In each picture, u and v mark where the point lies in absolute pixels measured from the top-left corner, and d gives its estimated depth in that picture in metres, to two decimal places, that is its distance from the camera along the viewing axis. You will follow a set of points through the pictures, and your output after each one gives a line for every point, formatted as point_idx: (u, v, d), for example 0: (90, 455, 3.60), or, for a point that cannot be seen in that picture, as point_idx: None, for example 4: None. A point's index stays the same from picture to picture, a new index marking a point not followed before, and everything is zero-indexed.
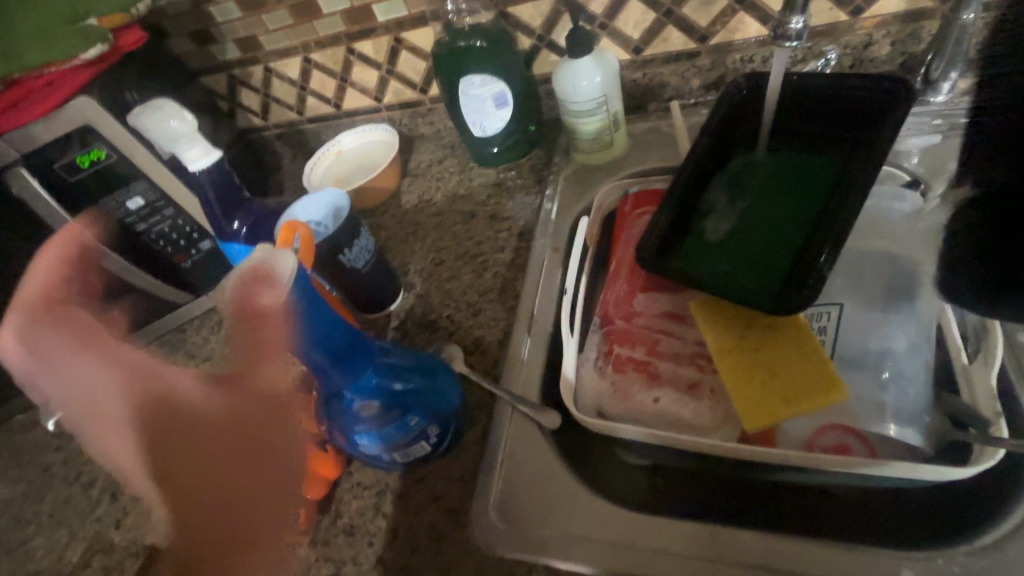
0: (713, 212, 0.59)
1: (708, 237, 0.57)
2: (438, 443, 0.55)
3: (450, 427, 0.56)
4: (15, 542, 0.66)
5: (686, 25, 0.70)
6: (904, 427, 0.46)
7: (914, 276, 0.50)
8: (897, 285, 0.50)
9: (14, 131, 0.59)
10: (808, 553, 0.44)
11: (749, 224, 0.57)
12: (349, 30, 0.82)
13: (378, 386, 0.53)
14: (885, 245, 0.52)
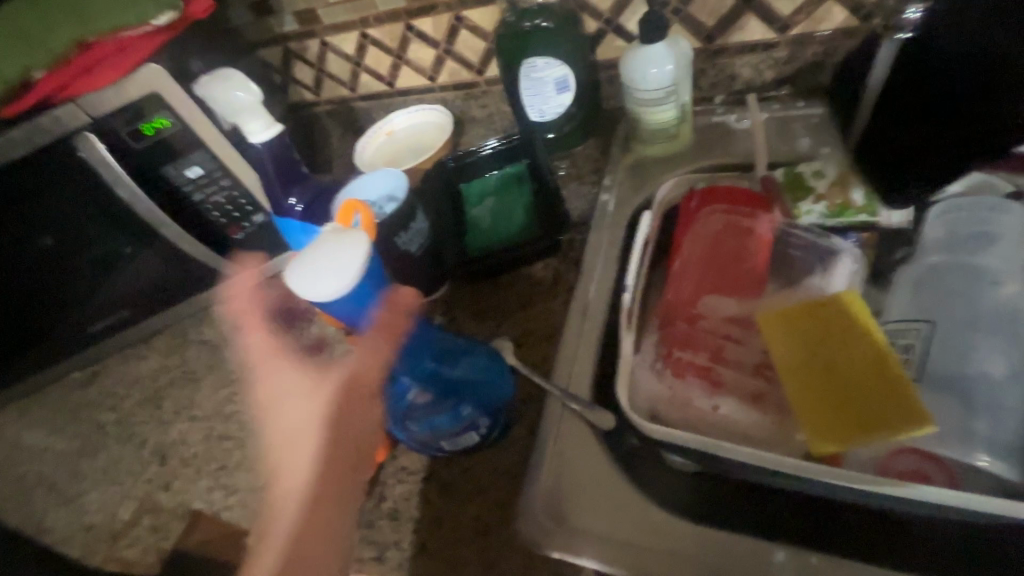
0: (499, 218, 0.67)
1: (481, 224, 0.67)
2: (488, 434, 0.55)
3: (501, 419, 0.55)
4: (71, 494, 0.69)
5: (766, 13, 0.66)
6: (1000, 459, 0.42)
7: (991, 287, 0.48)
8: (975, 295, 0.48)
9: (85, 97, 0.59)
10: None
11: (504, 217, 0.67)
12: (410, 6, 0.80)
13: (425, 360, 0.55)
14: (983, 262, 0.49)
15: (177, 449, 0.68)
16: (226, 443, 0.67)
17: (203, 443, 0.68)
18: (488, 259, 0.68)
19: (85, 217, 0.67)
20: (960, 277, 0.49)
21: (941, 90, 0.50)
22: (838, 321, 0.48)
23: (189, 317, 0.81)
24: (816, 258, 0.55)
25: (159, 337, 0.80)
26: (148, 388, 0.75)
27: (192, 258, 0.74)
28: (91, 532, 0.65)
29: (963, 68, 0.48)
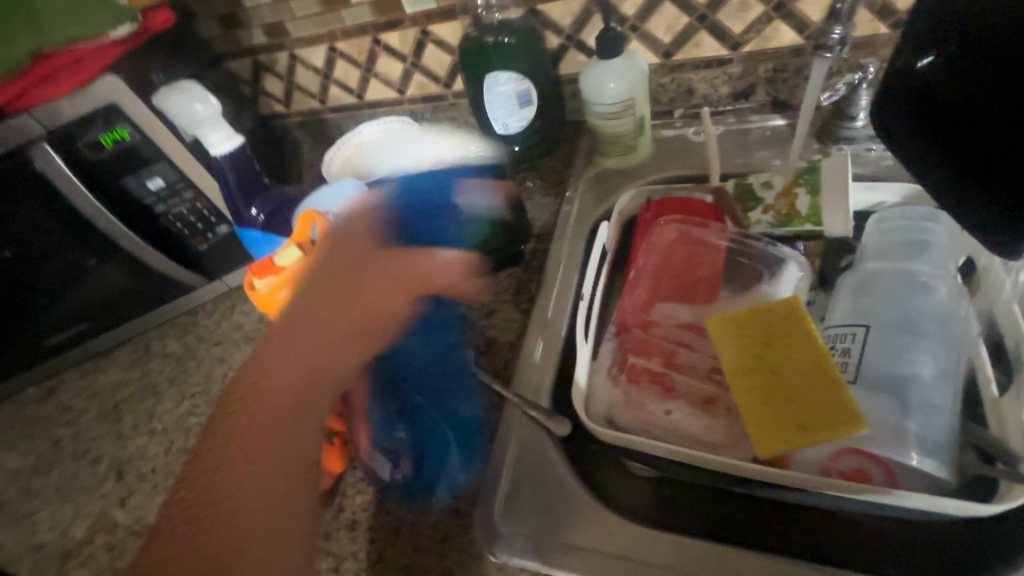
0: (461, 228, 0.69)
1: None
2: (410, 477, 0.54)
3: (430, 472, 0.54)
4: (22, 512, 0.67)
5: (719, 31, 0.69)
6: (927, 457, 0.44)
7: (925, 292, 0.50)
8: (908, 300, 0.50)
9: (42, 107, 0.59)
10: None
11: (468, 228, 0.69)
12: (377, 20, 0.81)
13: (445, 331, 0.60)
14: (916, 269, 0.51)
15: (134, 463, 0.67)
16: (185, 457, 0.66)
17: (162, 457, 0.66)
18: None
19: (43, 228, 0.67)
20: (896, 283, 0.51)
21: (965, 136, 0.43)
22: (781, 324, 0.50)
23: (152, 329, 0.80)
24: (768, 265, 0.57)
25: (120, 350, 0.79)
26: (108, 401, 0.74)
27: (154, 269, 0.74)
28: (41, 551, 0.63)
29: (959, 115, 0.43)
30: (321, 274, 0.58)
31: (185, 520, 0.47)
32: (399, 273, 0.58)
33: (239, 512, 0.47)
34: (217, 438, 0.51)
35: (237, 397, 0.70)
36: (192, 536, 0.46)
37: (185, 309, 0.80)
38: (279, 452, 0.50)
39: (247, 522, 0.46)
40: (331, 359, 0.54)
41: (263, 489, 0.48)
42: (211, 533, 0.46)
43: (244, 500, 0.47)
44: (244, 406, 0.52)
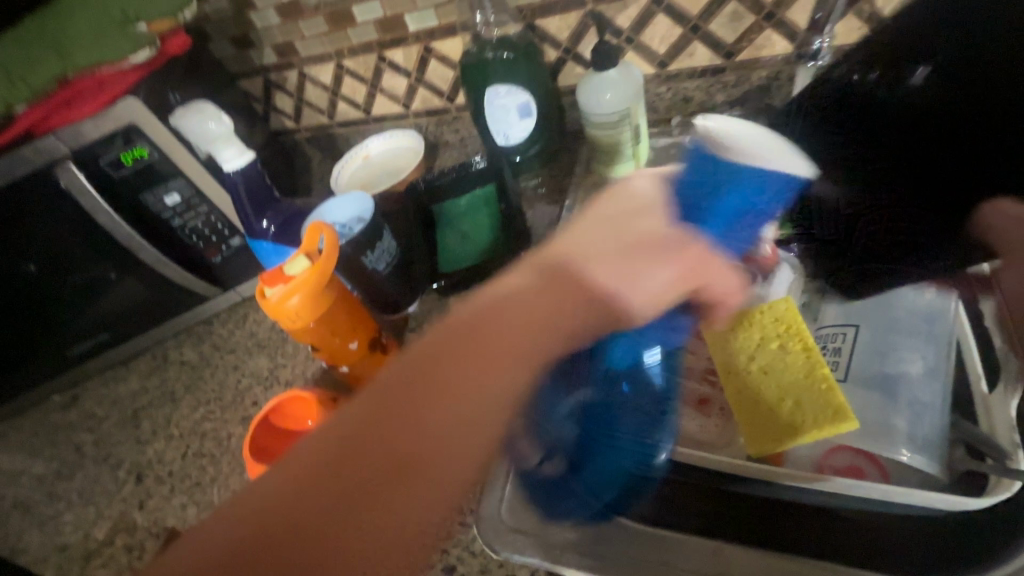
0: (464, 239, 0.70)
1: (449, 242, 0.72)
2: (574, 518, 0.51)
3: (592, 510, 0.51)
4: (47, 515, 0.70)
5: (712, 41, 0.71)
6: (917, 453, 0.45)
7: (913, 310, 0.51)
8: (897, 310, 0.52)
9: (67, 128, 0.62)
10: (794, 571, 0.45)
11: (470, 240, 0.70)
12: (382, 38, 0.84)
13: (633, 359, 0.52)
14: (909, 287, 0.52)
15: (153, 467, 0.70)
16: (201, 460, 0.68)
17: (179, 461, 0.69)
18: (456, 274, 0.71)
19: (67, 241, 0.71)
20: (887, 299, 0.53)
21: (931, 155, 0.48)
22: (772, 324, 0.52)
23: (169, 338, 0.83)
24: (762, 275, 0.58)
25: (140, 358, 0.82)
26: (128, 408, 0.77)
27: (170, 280, 0.77)
28: (66, 552, 0.65)
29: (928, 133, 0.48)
30: (576, 243, 0.51)
31: (348, 468, 0.40)
32: (633, 275, 0.48)
33: (429, 466, 0.41)
34: (416, 371, 0.44)
35: (251, 402, 0.72)
36: (357, 482, 0.39)
37: (200, 319, 0.83)
38: (475, 433, 0.42)
39: (434, 485, 0.41)
40: (552, 338, 0.45)
41: (455, 454, 0.41)
42: (382, 491, 0.40)
43: (427, 450, 0.41)
44: (482, 350, 0.45)
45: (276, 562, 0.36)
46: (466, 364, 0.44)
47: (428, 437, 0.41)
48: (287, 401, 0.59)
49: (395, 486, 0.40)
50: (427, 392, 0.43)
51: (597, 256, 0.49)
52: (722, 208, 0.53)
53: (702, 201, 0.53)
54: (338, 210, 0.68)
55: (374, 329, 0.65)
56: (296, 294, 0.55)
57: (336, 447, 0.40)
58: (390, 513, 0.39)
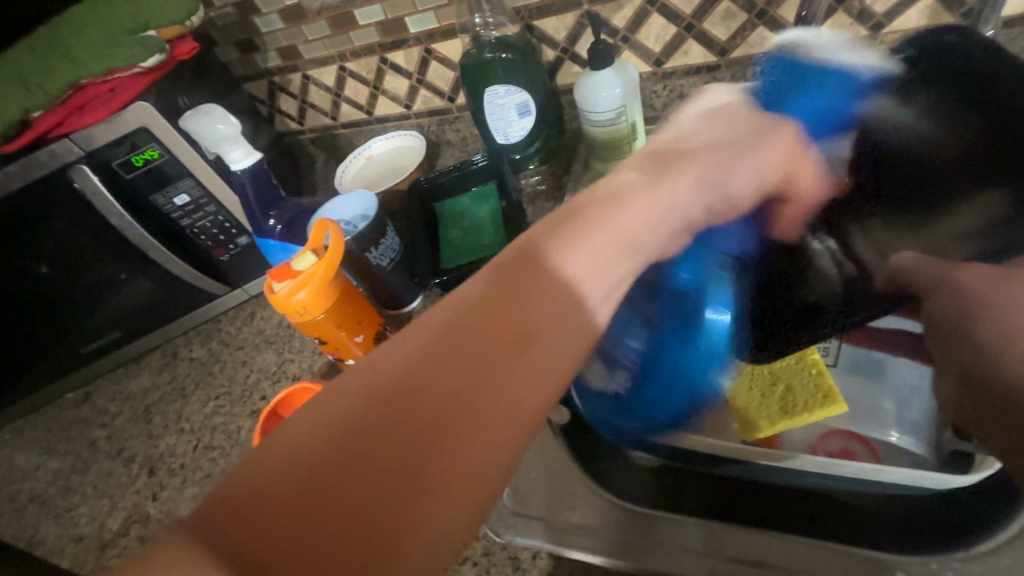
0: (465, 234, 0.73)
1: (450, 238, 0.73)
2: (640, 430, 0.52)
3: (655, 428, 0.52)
4: (62, 508, 0.71)
5: (706, 39, 0.72)
6: (905, 434, 0.50)
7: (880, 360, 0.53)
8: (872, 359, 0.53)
9: (80, 131, 0.64)
10: (785, 546, 0.46)
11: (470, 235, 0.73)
12: (383, 40, 0.86)
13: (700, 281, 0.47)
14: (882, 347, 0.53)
15: (165, 460, 0.71)
16: (212, 453, 0.70)
17: (190, 454, 0.71)
18: (454, 269, 0.70)
19: (81, 241, 0.73)
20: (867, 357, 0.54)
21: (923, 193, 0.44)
22: None
23: (179, 336, 0.85)
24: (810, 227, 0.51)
25: (150, 356, 0.84)
26: (139, 404, 0.79)
27: (180, 279, 0.79)
28: (81, 542, 0.67)
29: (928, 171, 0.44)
30: (686, 147, 0.41)
31: (438, 367, 0.30)
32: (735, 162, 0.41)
33: (543, 341, 0.32)
34: (507, 265, 0.34)
35: (259, 396, 0.74)
36: (462, 372, 0.30)
37: (209, 317, 0.85)
38: (583, 318, 0.34)
39: (548, 366, 0.32)
40: (666, 223, 0.38)
41: (565, 340, 0.33)
42: (482, 379, 0.30)
43: (542, 322, 0.32)
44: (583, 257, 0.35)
45: (361, 479, 0.27)
46: (552, 298, 0.33)
47: (502, 386, 0.30)
48: (295, 392, 0.61)
49: (448, 448, 0.28)
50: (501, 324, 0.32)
51: (702, 148, 0.41)
52: (819, 93, 0.44)
53: (789, 85, 0.44)
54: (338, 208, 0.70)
55: (378, 323, 0.67)
56: (303, 289, 0.57)
57: (421, 358, 0.30)
58: (475, 425, 0.29)
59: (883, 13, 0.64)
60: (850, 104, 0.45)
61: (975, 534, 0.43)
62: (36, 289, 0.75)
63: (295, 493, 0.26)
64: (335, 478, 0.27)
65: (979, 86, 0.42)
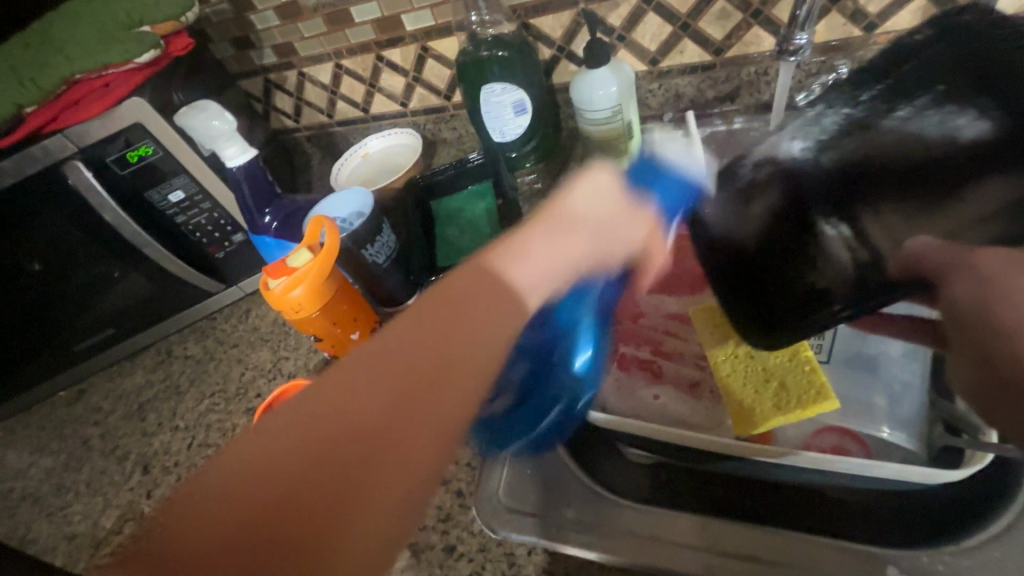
0: (463, 235, 0.73)
1: (449, 238, 0.74)
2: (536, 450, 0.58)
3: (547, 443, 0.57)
4: (55, 506, 0.71)
5: (701, 39, 0.73)
6: (897, 430, 0.50)
7: (876, 361, 0.53)
8: (870, 360, 0.54)
9: (74, 127, 0.64)
10: (780, 542, 0.47)
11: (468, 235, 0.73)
12: (379, 38, 0.86)
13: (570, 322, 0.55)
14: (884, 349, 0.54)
15: (160, 458, 0.71)
16: (207, 450, 0.70)
17: (185, 451, 0.71)
18: (450, 268, 0.70)
19: (74, 237, 0.72)
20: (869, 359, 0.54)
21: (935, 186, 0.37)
22: None
23: (173, 334, 0.85)
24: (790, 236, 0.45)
25: (144, 353, 0.84)
26: (133, 402, 0.79)
27: (174, 276, 0.79)
28: (74, 541, 0.67)
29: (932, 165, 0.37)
30: (576, 212, 0.48)
31: (349, 405, 0.37)
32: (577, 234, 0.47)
33: (452, 377, 0.40)
34: (424, 310, 0.42)
35: (255, 393, 0.74)
36: (382, 400, 0.37)
37: (204, 314, 0.84)
38: (476, 359, 0.41)
39: (458, 397, 0.39)
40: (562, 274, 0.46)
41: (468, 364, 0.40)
42: (396, 405, 0.37)
43: (454, 357, 0.40)
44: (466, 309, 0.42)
45: (291, 485, 0.33)
46: (441, 339, 0.40)
47: (409, 409, 0.38)
48: (293, 390, 0.61)
49: (373, 466, 0.35)
50: (400, 364, 0.39)
51: (588, 212, 0.48)
52: (660, 186, 0.50)
53: (639, 180, 0.50)
54: (334, 204, 0.70)
55: (374, 321, 0.67)
56: (301, 286, 0.57)
57: (329, 402, 0.36)
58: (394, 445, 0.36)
59: (876, 14, 0.65)
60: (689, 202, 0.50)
61: (965, 529, 0.45)
62: (28, 286, 0.74)
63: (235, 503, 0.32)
64: (282, 502, 0.32)
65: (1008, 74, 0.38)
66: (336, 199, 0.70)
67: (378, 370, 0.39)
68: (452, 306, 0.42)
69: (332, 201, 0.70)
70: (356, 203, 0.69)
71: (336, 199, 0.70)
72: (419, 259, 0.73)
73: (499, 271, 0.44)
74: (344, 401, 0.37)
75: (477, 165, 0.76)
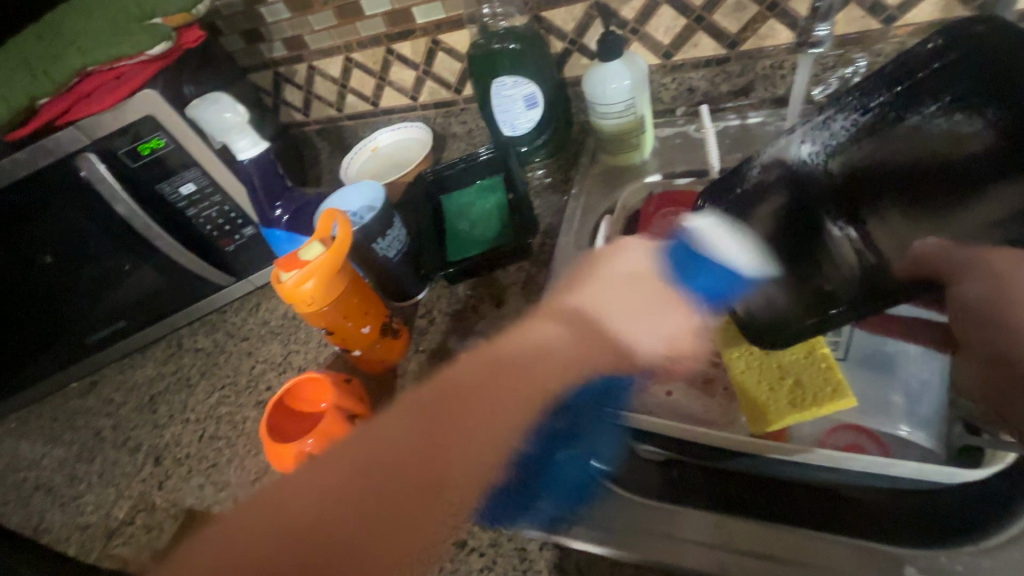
0: (473, 228, 0.73)
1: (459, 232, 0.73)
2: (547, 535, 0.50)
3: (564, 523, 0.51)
4: (68, 497, 0.72)
5: (716, 32, 0.72)
6: (916, 429, 0.49)
7: (893, 359, 0.53)
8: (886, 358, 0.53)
9: (86, 119, 0.64)
10: (794, 541, 0.46)
11: (478, 229, 0.73)
12: (389, 31, 0.85)
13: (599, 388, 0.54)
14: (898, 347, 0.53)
15: (171, 449, 0.72)
16: (218, 443, 0.70)
17: (196, 443, 0.71)
18: (461, 262, 0.70)
19: (86, 229, 0.73)
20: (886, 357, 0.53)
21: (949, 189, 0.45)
22: None
23: (183, 327, 0.85)
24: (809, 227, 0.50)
25: (156, 345, 0.85)
26: (145, 394, 0.79)
27: (185, 269, 0.79)
28: (88, 531, 0.67)
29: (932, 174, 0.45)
30: (595, 299, 0.51)
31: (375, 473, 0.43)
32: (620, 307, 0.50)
33: (440, 486, 0.44)
34: (431, 404, 0.48)
35: (265, 386, 0.74)
36: (376, 496, 0.42)
37: (214, 307, 0.85)
38: (489, 441, 0.46)
39: (442, 504, 0.44)
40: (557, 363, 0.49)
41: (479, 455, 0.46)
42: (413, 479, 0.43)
43: (447, 468, 0.44)
44: (499, 384, 0.48)
45: (274, 554, 0.38)
46: (466, 419, 0.46)
47: (423, 486, 0.43)
48: (300, 384, 0.61)
49: (383, 533, 0.41)
50: (429, 438, 0.45)
51: (610, 294, 0.51)
52: (703, 264, 0.48)
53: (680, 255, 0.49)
54: (342, 197, 0.70)
55: (384, 314, 0.66)
56: (312, 278, 0.57)
57: (368, 458, 0.44)
58: (401, 517, 0.42)
59: (895, 6, 0.64)
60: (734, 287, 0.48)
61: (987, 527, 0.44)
62: (41, 278, 0.75)
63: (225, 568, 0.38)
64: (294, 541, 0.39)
65: (1009, 93, 0.42)
66: (345, 193, 0.70)
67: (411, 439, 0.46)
68: (488, 386, 0.48)
69: (340, 194, 0.70)
70: (365, 198, 0.69)
71: (344, 191, 0.70)
72: (429, 253, 0.72)
73: (532, 351, 0.50)
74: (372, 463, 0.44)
75: (486, 160, 0.74)
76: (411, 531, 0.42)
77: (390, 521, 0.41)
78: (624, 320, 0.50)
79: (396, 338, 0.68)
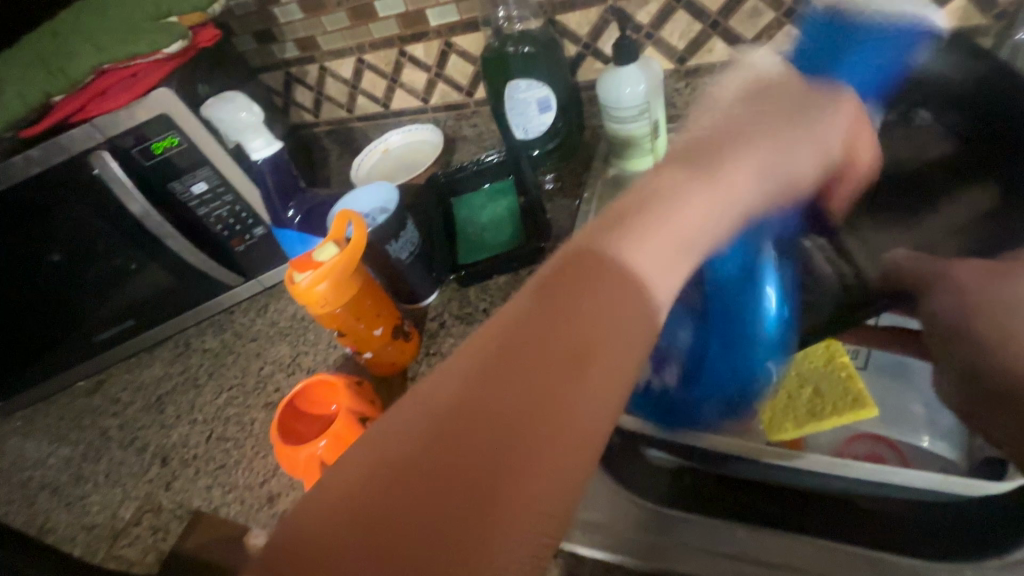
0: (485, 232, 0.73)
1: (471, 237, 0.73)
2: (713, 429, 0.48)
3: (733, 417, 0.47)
4: (74, 497, 0.71)
5: (731, 38, 0.72)
6: (938, 441, 0.51)
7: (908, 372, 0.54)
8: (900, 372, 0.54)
9: (101, 116, 0.64)
10: (811, 554, 0.48)
11: (491, 233, 0.72)
12: (402, 33, 0.85)
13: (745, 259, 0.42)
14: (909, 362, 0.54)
15: (178, 450, 0.71)
16: (226, 444, 0.70)
17: (204, 444, 0.71)
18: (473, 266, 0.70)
19: (97, 227, 0.72)
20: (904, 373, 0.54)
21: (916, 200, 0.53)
22: None
23: (191, 327, 0.85)
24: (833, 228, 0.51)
25: (163, 345, 0.84)
26: (152, 393, 0.79)
27: (195, 269, 0.78)
28: (94, 531, 0.67)
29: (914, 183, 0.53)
30: (696, 169, 0.36)
31: (473, 417, 0.27)
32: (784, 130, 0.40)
33: (593, 370, 0.29)
34: (545, 283, 0.31)
35: (274, 388, 0.74)
36: (490, 419, 0.27)
37: (222, 307, 0.84)
38: (638, 310, 0.31)
39: (606, 387, 0.29)
40: (719, 212, 0.36)
41: (623, 337, 0.30)
42: (531, 397, 0.28)
43: (600, 334, 0.30)
44: (618, 254, 0.32)
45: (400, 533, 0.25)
46: (587, 302, 0.30)
47: (562, 396, 0.28)
48: (312, 386, 0.60)
49: (520, 464, 0.26)
50: (530, 349, 0.29)
51: (740, 152, 0.38)
52: (863, 49, 0.46)
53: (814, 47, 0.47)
54: (355, 199, 0.70)
55: (396, 316, 0.66)
56: (325, 280, 0.56)
57: (457, 388, 0.28)
58: (542, 453, 0.27)
59: None
60: (890, 57, 0.47)
61: None
62: (51, 275, 0.75)
63: (350, 536, 0.25)
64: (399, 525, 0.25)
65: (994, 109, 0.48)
66: (357, 195, 0.70)
67: (505, 351, 0.29)
68: (597, 263, 0.32)
69: (352, 196, 0.70)
70: (378, 201, 0.69)
71: (358, 193, 0.70)
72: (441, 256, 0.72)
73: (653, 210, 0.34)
74: (460, 392, 0.28)
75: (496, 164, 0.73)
76: (562, 455, 0.27)
77: (521, 454, 0.27)
78: (755, 158, 0.38)
79: (408, 341, 0.68)
